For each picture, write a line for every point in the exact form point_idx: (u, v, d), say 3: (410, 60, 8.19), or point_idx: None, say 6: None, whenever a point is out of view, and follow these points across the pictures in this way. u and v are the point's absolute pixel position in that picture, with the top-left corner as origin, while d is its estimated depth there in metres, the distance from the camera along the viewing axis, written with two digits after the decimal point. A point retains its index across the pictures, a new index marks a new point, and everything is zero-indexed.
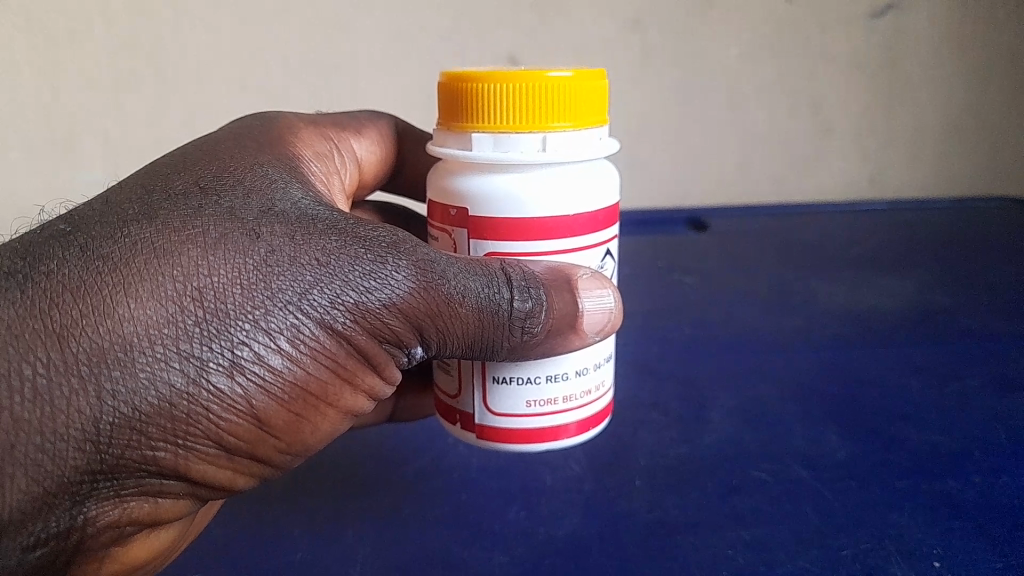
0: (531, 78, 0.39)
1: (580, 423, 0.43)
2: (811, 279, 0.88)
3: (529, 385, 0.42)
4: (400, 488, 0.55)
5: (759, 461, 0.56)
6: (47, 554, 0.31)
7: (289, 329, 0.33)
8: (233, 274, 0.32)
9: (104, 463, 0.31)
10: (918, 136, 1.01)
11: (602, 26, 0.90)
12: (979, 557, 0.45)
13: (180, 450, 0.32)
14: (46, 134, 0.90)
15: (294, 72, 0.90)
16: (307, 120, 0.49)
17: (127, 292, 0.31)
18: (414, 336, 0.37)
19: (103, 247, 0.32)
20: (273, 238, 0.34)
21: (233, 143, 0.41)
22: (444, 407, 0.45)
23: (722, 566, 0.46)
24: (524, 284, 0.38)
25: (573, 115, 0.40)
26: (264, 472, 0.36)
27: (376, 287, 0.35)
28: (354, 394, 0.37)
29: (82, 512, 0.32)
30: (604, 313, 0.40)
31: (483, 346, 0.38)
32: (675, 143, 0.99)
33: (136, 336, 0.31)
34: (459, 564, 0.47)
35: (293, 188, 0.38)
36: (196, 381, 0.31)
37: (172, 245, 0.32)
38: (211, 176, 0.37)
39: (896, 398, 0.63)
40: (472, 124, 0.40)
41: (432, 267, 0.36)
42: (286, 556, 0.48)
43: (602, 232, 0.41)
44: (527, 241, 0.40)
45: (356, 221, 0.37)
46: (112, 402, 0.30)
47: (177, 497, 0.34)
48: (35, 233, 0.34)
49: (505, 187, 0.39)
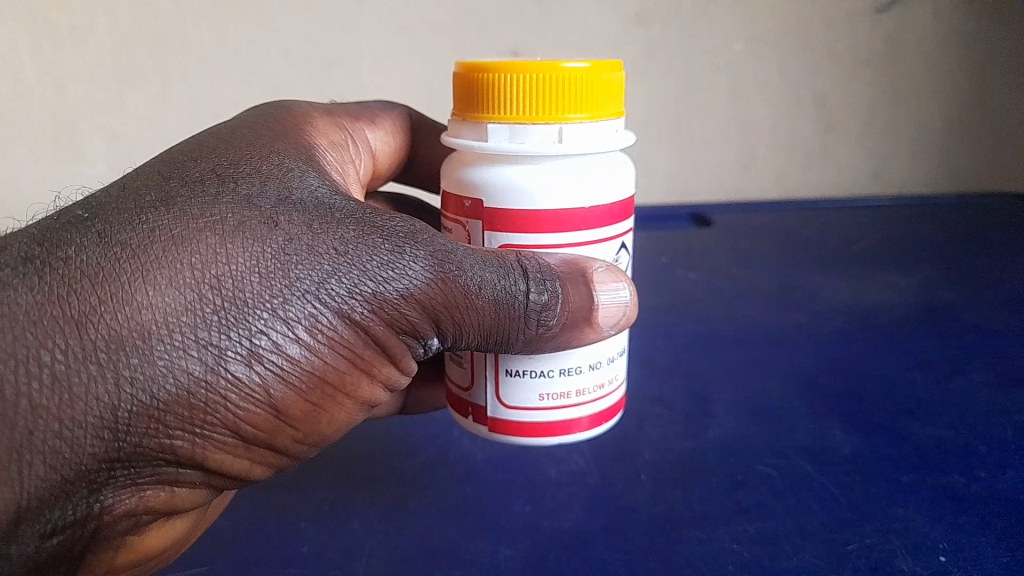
0: (548, 68, 0.38)
1: (592, 418, 0.43)
2: (815, 274, 0.88)
3: (541, 379, 0.42)
4: (406, 481, 0.55)
5: (765, 455, 0.56)
6: (63, 542, 0.31)
7: (307, 318, 0.33)
8: (252, 262, 0.32)
9: (122, 451, 0.30)
10: (922, 132, 1.01)
11: (606, 21, 0.90)
12: (985, 551, 0.45)
13: (197, 439, 0.32)
14: (48, 129, 0.90)
15: (297, 67, 0.89)
16: (321, 109, 0.49)
17: (146, 278, 0.31)
18: (430, 327, 0.37)
19: (121, 233, 0.32)
20: (291, 227, 0.34)
21: (249, 131, 0.40)
22: (456, 400, 0.45)
23: (728, 560, 0.46)
24: (540, 276, 0.37)
25: (588, 107, 0.39)
26: (279, 462, 0.36)
27: (394, 277, 0.35)
28: (370, 385, 0.37)
29: (98, 501, 0.31)
30: (618, 307, 0.40)
31: (498, 339, 0.38)
32: (679, 139, 0.99)
33: (154, 322, 0.30)
34: (463, 557, 0.47)
35: (309, 177, 0.38)
36: (214, 369, 0.31)
37: (191, 233, 0.32)
38: (228, 163, 0.36)
39: (901, 392, 0.63)
40: (487, 115, 0.40)
41: (449, 258, 0.36)
42: (290, 548, 0.47)
43: (616, 226, 0.41)
44: (540, 233, 0.39)
45: (373, 211, 0.37)
46: (131, 389, 0.30)
47: (194, 487, 0.34)
48: (52, 219, 0.33)
49: (519, 179, 0.39)
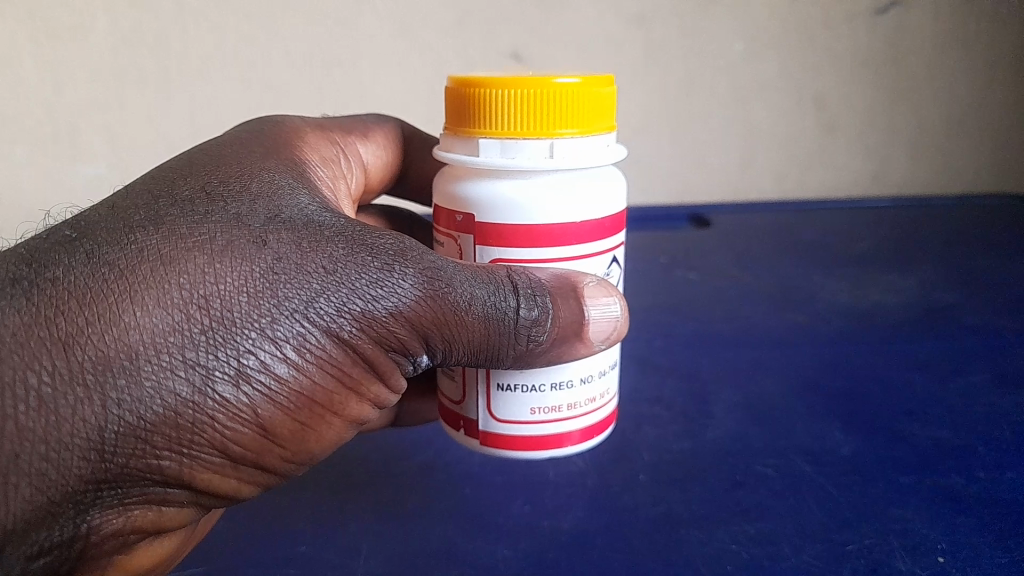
0: (538, 84, 0.38)
1: (585, 431, 0.43)
2: (815, 275, 0.88)
3: (533, 393, 0.42)
4: (405, 482, 0.55)
5: (763, 456, 0.56)
6: (50, 563, 0.31)
7: (295, 338, 0.33)
8: (240, 282, 0.32)
9: (109, 472, 0.31)
10: (924, 133, 1.01)
11: (606, 22, 0.90)
12: (984, 552, 0.45)
13: (185, 459, 0.32)
14: (49, 130, 0.90)
15: (296, 66, 0.89)
16: (313, 123, 0.49)
17: (133, 299, 0.31)
18: (419, 345, 0.37)
19: (110, 254, 0.32)
20: (280, 246, 0.34)
21: (240, 147, 0.41)
22: (449, 412, 0.45)
23: (728, 560, 0.46)
24: (530, 291, 0.37)
25: (579, 122, 0.39)
26: (268, 480, 0.36)
27: (382, 295, 0.35)
28: (359, 403, 0.37)
29: (86, 521, 0.32)
30: (610, 321, 0.40)
31: (487, 355, 0.38)
32: (680, 138, 0.99)
33: (142, 343, 0.30)
34: (463, 558, 0.47)
35: (299, 194, 0.38)
36: (201, 390, 0.31)
37: (179, 252, 0.32)
38: (217, 181, 0.36)
39: (900, 394, 0.63)
40: (479, 130, 0.40)
41: (439, 276, 0.36)
42: (289, 549, 0.48)
43: (608, 239, 0.41)
44: (532, 247, 0.39)
45: (363, 228, 0.37)
46: (117, 411, 0.30)
47: (182, 506, 0.34)
48: (41, 238, 0.34)
49: (511, 194, 0.39)
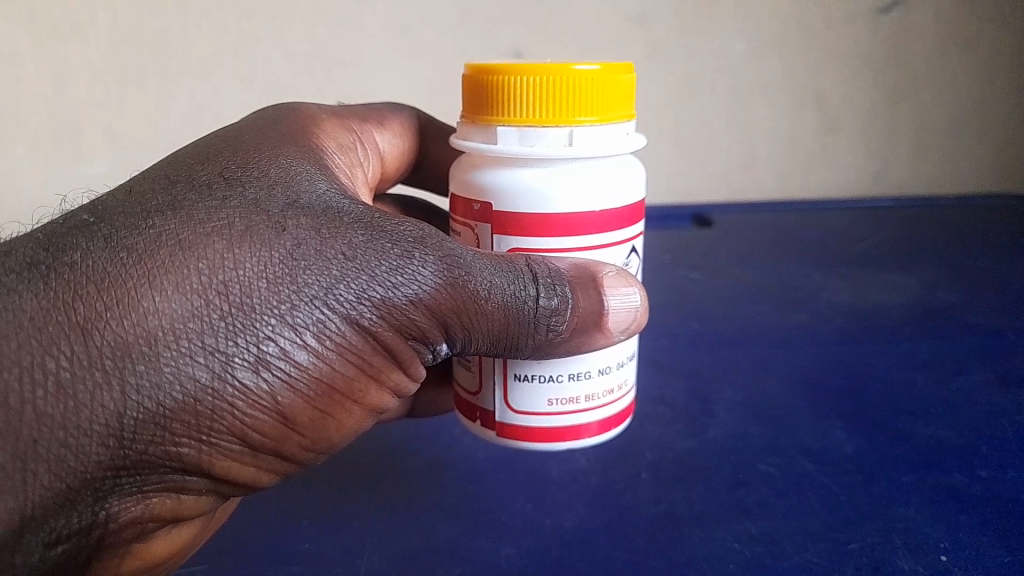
0: (557, 71, 0.38)
1: (601, 424, 0.43)
2: (817, 274, 0.87)
3: (551, 384, 0.41)
4: (408, 478, 0.54)
5: (765, 454, 0.55)
6: (68, 550, 0.31)
7: (315, 325, 0.33)
8: (259, 268, 0.32)
9: (127, 459, 0.30)
10: (926, 133, 1.00)
11: (607, 22, 0.90)
12: (987, 551, 0.45)
13: (204, 446, 0.32)
14: (48, 129, 0.89)
15: (297, 66, 0.89)
16: (329, 110, 0.48)
17: (152, 284, 0.30)
18: (439, 333, 0.36)
19: (128, 238, 0.31)
20: (299, 231, 0.33)
21: (256, 133, 0.40)
22: (464, 403, 0.45)
23: (729, 559, 0.45)
24: (549, 280, 0.37)
25: (598, 110, 0.39)
26: (287, 469, 0.35)
27: (402, 282, 0.34)
28: (379, 391, 0.36)
29: (104, 508, 0.31)
30: (629, 312, 0.40)
31: (506, 344, 0.38)
32: (682, 138, 0.98)
33: (161, 329, 0.30)
34: (465, 555, 0.46)
35: (317, 181, 0.37)
36: (221, 377, 0.31)
37: (198, 237, 0.32)
38: (235, 167, 0.36)
39: (903, 393, 0.63)
40: (496, 118, 0.40)
41: (458, 263, 0.36)
42: (291, 545, 0.47)
43: (626, 229, 0.41)
44: (551, 237, 0.39)
45: (381, 215, 0.36)
46: (136, 397, 0.29)
47: (200, 494, 0.34)
48: (58, 223, 0.33)
49: (530, 181, 0.38)
